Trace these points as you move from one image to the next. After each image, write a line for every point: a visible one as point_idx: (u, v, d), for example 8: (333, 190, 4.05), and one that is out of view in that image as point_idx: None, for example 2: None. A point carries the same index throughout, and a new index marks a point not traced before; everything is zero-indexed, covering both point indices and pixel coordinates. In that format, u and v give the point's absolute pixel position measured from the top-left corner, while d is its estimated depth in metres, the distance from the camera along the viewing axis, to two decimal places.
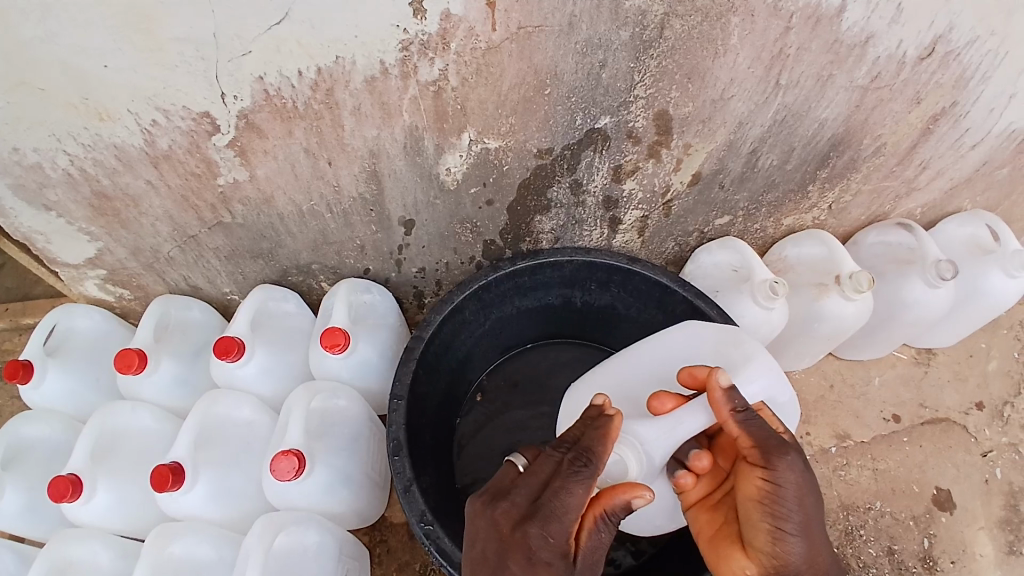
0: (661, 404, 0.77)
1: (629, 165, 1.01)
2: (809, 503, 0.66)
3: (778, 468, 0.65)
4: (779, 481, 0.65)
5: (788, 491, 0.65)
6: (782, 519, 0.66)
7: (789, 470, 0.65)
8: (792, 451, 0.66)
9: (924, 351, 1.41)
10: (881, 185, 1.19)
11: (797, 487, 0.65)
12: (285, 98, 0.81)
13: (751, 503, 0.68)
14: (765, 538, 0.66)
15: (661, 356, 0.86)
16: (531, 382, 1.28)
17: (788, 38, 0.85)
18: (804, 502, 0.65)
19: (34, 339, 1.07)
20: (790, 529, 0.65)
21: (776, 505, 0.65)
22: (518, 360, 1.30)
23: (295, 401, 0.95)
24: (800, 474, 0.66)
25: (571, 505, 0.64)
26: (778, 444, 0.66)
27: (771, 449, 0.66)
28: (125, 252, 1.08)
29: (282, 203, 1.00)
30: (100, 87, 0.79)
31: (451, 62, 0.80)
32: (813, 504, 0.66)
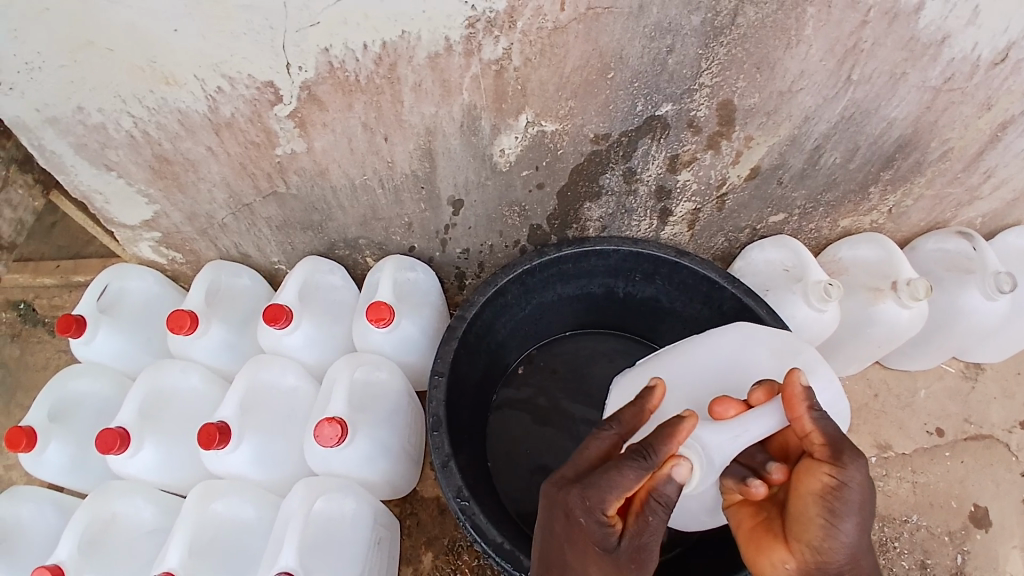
0: (723, 409, 0.72)
1: (686, 155, 0.99)
2: (866, 510, 0.64)
3: (847, 468, 0.64)
4: (845, 481, 0.63)
5: (851, 494, 0.63)
6: (839, 521, 0.63)
7: (858, 472, 0.63)
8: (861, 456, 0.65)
9: (973, 365, 1.36)
10: (944, 190, 1.15)
11: (861, 490, 0.63)
12: (347, 70, 0.82)
13: (810, 499, 0.65)
14: (817, 533, 0.64)
15: (716, 355, 0.82)
16: (568, 370, 1.28)
17: (864, 32, 0.82)
18: (863, 507, 0.64)
19: (87, 297, 1.11)
20: (845, 528, 0.63)
21: (839, 503, 0.63)
22: (555, 347, 1.30)
23: (339, 371, 0.97)
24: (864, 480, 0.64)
25: (619, 484, 0.62)
26: (849, 446, 0.65)
27: (841, 449, 0.64)
28: (181, 216, 1.11)
29: (336, 176, 1.01)
30: (169, 51, 0.80)
31: (515, 41, 0.79)
32: (869, 512, 0.65)
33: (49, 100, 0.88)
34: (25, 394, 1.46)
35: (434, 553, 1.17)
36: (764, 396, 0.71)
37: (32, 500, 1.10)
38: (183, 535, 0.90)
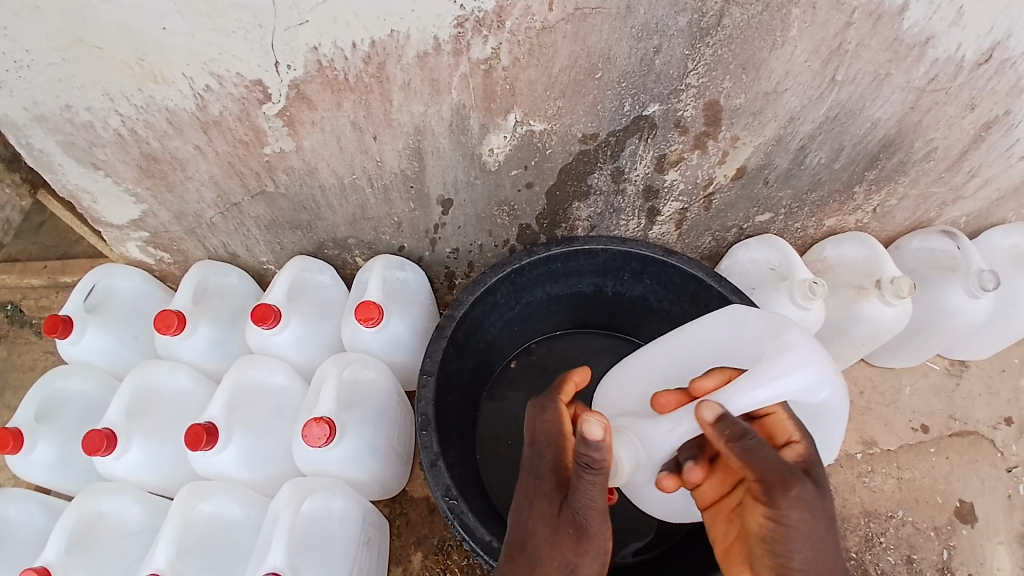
0: (666, 399, 0.75)
1: (674, 154, 1.00)
2: (818, 528, 0.62)
3: (782, 504, 0.61)
4: (783, 515, 0.61)
5: (792, 525, 0.61)
6: (787, 555, 0.62)
7: (793, 504, 0.61)
8: (799, 480, 0.61)
9: (957, 363, 1.38)
10: (928, 190, 1.16)
11: (803, 520, 0.61)
12: (337, 69, 0.82)
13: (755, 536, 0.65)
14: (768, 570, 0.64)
15: (710, 340, 0.83)
16: (556, 370, 1.29)
17: (848, 32, 0.83)
18: (810, 530, 0.62)
19: (75, 296, 1.10)
20: (794, 566, 0.62)
21: (779, 544, 0.62)
22: (545, 346, 1.31)
23: (328, 371, 0.97)
24: (806, 500, 0.62)
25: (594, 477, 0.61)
26: (785, 474, 0.61)
27: (777, 482, 0.61)
28: (169, 215, 1.11)
29: (325, 175, 1.01)
30: (157, 49, 0.80)
31: (504, 41, 0.80)
32: (823, 528, 0.62)
33: (36, 98, 0.87)
34: (11, 395, 1.45)
35: (424, 552, 1.17)
36: (705, 386, 0.73)
37: (18, 501, 1.09)
38: (172, 534, 0.90)
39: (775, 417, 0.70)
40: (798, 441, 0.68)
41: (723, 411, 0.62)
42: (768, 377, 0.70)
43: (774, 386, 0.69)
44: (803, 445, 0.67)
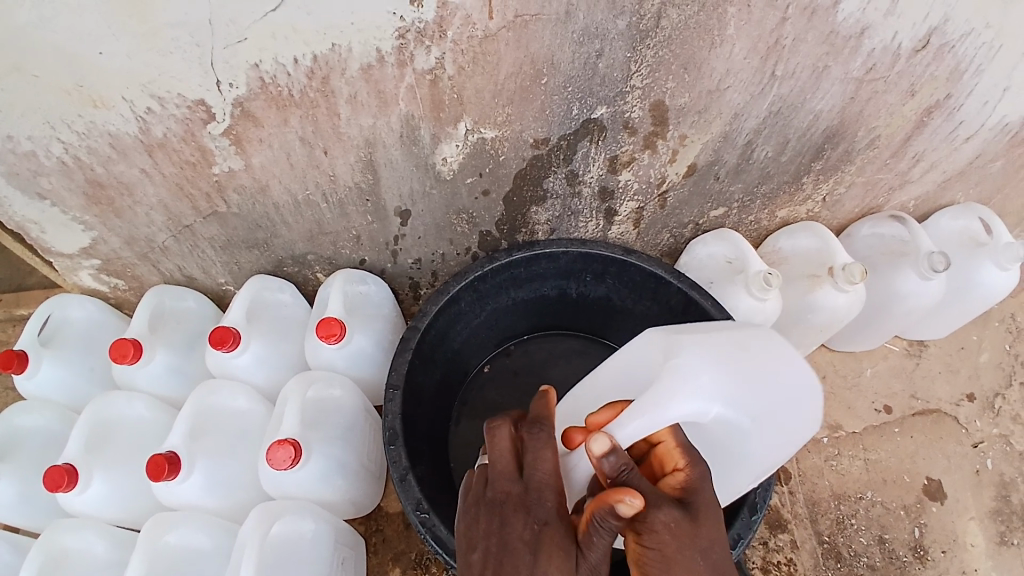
0: (574, 436, 0.73)
1: (625, 156, 1.01)
2: (688, 556, 0.57)
3: (643, 531, 0.58)
4: (646, 545, 0.58)
5: (656, 555, 0.57)
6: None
7: (655, 531, 0.57)
8: (659, 507, 0.58)
9: (916, 343, 1.42)
10: (875, 177, 1.20)
11: (663, 546, 0.57)
12: (281, 86, 0.81)
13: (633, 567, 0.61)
14: None
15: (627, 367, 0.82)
16: (525, 375, 1.29)
17: (784, 29, 0.86)
18: (679, 557, 0.57)
19: (29, 328, 1.06)
20: None
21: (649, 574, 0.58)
22: (514, 352, 1.31)
23: (291, 391, 0.96)
24: (671, 525, 0.58)
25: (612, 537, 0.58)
26: (644, 502, 0.59)
27: (635, 510, 0.59)
28: (119, 241, 1.08)
29: (277, 192, 0.99)
30: (94, 73, 0.78)
31: (448, 51, 0.80)
32: (694, 557, 0.58)
33: None
34: None
35: (402, 569, 1.15)
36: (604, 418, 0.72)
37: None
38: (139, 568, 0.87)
39: (664, 445, 0.67)
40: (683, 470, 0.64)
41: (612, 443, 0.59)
42: (650, 402, 0.69)
43: (654, 411, 0.69)
44: (687, 472, 0.64)
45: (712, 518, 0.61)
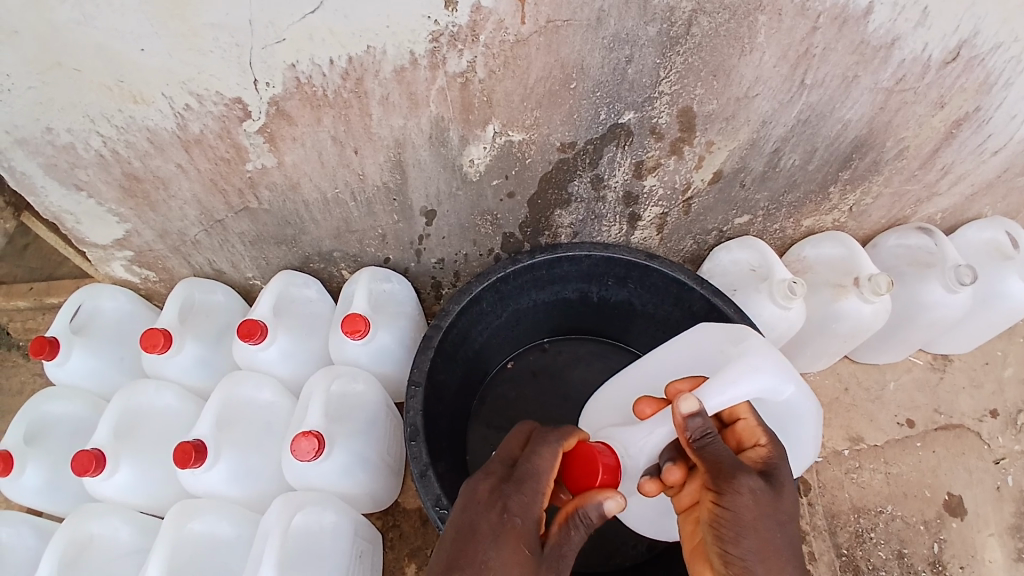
0: (642, 408, 0.77)
1: (651, 161, 1.01)
2: (767, 526, 0.63)
3: (726, 493, 0.63)
4: (726, 506, 0.63)
5: (735, 516, 0.63)
6: (730, 545, 0.63)
7: (739, 497, 0.63)
8: (745, 474, 0.64)
9: (940, 357, 1.40)
10: (902, 188, 1.19)
11: (743, 506, 0.63)
12: (315, 86, 0.83)
13: (704, 527, 0.66)
14: (717, 560, 0.65)
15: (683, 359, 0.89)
16: (543, 378, 1.30)
17: (814, 38, 0.86)
18: (757, 523, 0.63)
19: (61, 317, 1.10)
20: (740, 552, 0.63)
21: (723, 529, 0.64)
22: (533, 353, 1.32)
23: (316, 384, 0.98)
24: (753, 494, 0.64)
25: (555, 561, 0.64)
26: (729, 467, 0.64)
27: (720, 472, 0.64)
28: (152, 234, 1.11)
29: (307, 190, 1.02)
30: (136, 70, 0.81)
31: (479, 54, 0.81)
32: (771, 526, 0.63)
33: (17, 121, 0.87)
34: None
35: (418, 564, 1.17)
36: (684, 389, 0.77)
37: (8, 525, 1.08)
38: (161, 554, 0.89)
39: (743, 422, 0.73)
40: (764, 445, 0.70)
41: (700, 407, 0.66)
42: (727, 380, 0.74)
43: (733, 389, 0.73)
44: (768, 449, 0.70)
45: (789, 497, 0.66)
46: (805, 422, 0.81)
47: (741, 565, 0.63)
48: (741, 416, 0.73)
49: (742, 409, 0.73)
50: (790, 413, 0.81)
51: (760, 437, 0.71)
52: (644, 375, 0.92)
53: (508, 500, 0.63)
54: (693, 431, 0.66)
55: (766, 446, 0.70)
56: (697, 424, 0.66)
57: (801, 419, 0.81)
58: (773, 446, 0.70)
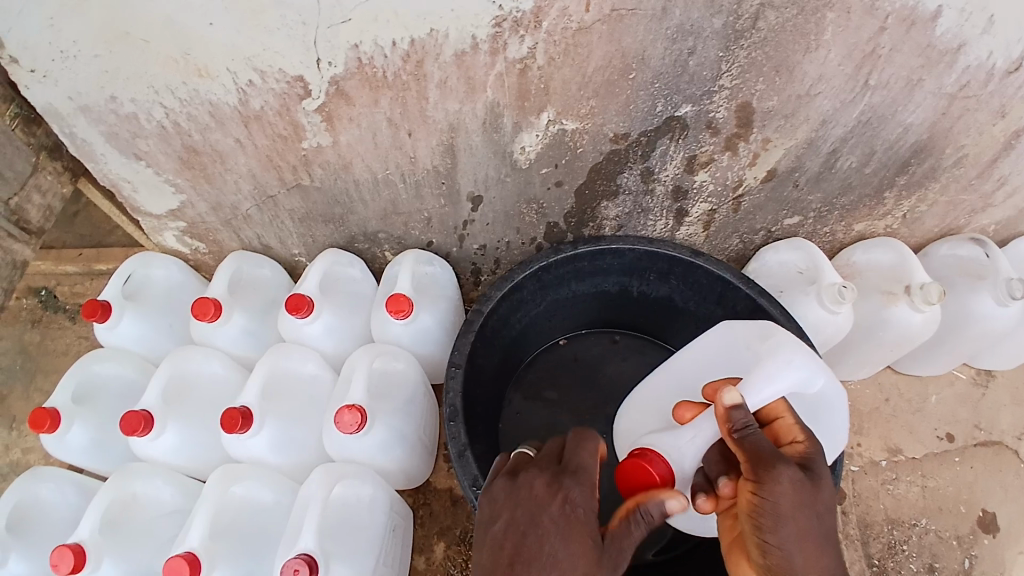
0: (685, 413, 0.79)
1: (704, 155, 1.01)
2: (805, 515, 0.61)
3: (765, 482, 0.61)
4: (764, 495, 0.61)
5: (774, 506, 0.61)
6: (769, 534, 0.61)
7: (778, 485, 0.61)
8: (785, 463, 0.62)
9: (983, 373, 1.36)
10: (957, 198, 1.15)
11: (782, 496, 0.61)
12: (376, 67, 0.84)
13: (743, 517, 0.64)
14: (756, 549, 0.63)
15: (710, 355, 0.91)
16: (576, 369, 1.30)
17: (881, 38, 0.83)
18: (796, 513, 0.61)
19: (114, 283, 1.14)
20: (778, 541, 0.61)
21: (762, 518, 0.62)
22: (568, 345, 1.32)
23: (358, 360, 1.00)
24: (794, 484, 0.62)
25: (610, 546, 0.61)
26: (769, 456, 0.63)
27: (759, 460, 0.63)
28: (206, 206, 1.14)
29: (359, 170, 1.03)
30: (203, 44, 0.82)
31: (541, 41, 0.81)
32: (810, 517, 0.61)
33: (82, 89, 0.90)
34: (44, 378, 1.50)
35: (446, 543, 1.18)
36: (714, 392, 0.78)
37: (51, 481, 1.10)
38: (204, 516, 0.92)
39: (782, 420, 0.71)
40: (802, 442, 0.68)
41: (742, 400, 0.67)
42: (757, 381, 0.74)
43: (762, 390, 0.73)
44: (806, 444, 0.67)
45: (828, 489, 0.64)
46: (836, 410, 0.81)
47: (779, 551, 0.61)
48: (778, 414, 0.72)
49: (779, 407, 0.72)
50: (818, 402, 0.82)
51: (798, 432, 0.69)
52: (676, 369, 0.93)
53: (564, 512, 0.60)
54: (734, 422, 0.66)
55: (806, 445, 0.67)
56: (740, 417, 0.66)
57: (834, 408, 0.81)
58: (813, 443, 0.67)
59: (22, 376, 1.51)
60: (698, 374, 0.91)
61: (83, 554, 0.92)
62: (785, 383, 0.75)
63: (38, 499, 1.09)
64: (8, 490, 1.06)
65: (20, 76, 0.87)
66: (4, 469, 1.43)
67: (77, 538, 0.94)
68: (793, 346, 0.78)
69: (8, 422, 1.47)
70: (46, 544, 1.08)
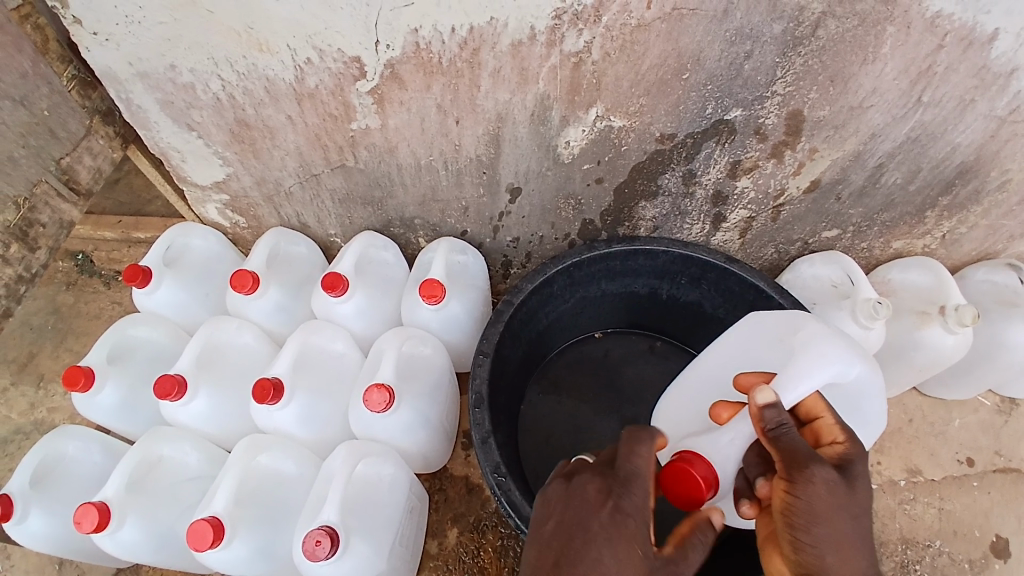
0: (721, 413, 0.78)
1: (748, 162, 1.01)
2: (840, 515, 0.61)
3: (799, 481, 0.61)
4: (797, 494, 0.61)
5: (809, 506, 0.61)
6: (803, 533, 0.61)
7: (811, 486, 0.61)
8: (819, 463, 0.61)
9: (1007, 401, 1.35)
10: (998, 222, 1.14)
11: (816, 496, 0.61)
12: (432, 52, 0.85)
13: (776, 517, 0.64)
14: (788, 546, 0.63)
15: (741, 351, 0.90)
16: (596, 367, 1.30)
17: (939, 55, 0.83)
18: (831, 514, 0.61)
19: (155, 250, 1.16)
20: (812, 540, 0.61)
21: (795, 518, 0.62)
22: (592, 344, 1.33)
23: (388, 343, 1.01)
24: (828, 485, 0.61)
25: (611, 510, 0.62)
26: (804, 456, 0.62)
27: (795, 460, 0.62)
28: (250, 180, 1.16)
29: (404, 154, 1.04)
30: (266, 19, 0.84)
31: (598, 35, 0.82)
32: (845, 517, 0.61)
33: (141, 54, 0.91)
34: (75, 339, 1.53)
35: (459, 529, 1.18)
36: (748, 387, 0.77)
37: (77, 439, 1.09)
38: (232, 482, 0.93)
39: (821, 420, 0.70)
40: (841, 443, 0.67)
41: (776, 397, 0.65)
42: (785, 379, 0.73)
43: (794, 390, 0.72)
44: (845, 446, 0.66)
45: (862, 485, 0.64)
46: (874, 398, 0.80)
47: (811, 550, 0.61)
48: (817, 414, 0.70)
49: (817, 405, 0.70)
50: (855, 392, 0.81)
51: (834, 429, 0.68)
52: (706, 367, 0.93)
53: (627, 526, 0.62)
54: (767, 421, 0.65)
55: (842, 447, 0.66)
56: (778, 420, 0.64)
57: (872, 398, 0.80)
58: (852, 444, 0.66)
59: (52, 335, 1.54)
60: (728, 370, 0.90)
61: (108, 513, 0.92)
62: (821, 374, 0.73)
63: (61, 456, 1.08)
64: (34, 446, 1.05)
65: (83, 38, 0.89)
66: (29, 425, 1.46)
67: (103, 495, 0.95)
68: (823, 339, 0.77)
69: (35, 380, 1.50)
70: (67, 503, 1.06)
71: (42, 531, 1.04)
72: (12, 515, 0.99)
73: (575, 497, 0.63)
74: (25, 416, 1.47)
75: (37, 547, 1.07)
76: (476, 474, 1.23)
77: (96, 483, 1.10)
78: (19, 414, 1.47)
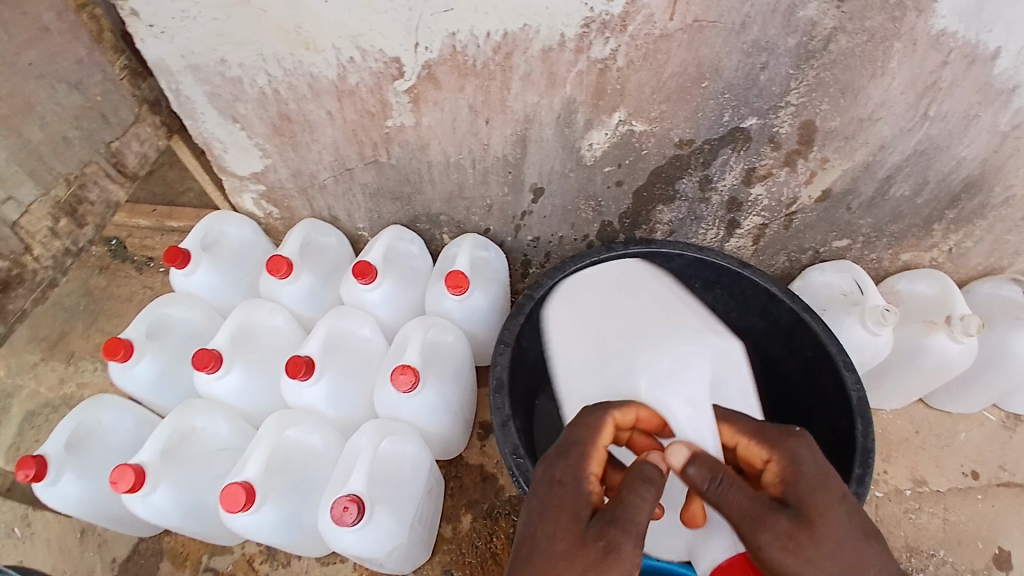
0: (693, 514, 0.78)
1: (763, 169, 1.06)
2: (809, 549, 0.63)
3: (754, 543, 0.64)
4: (763, 556, 0.64)
5: (774, 563, 0.63)
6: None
7: (758, 536, 0.63)
8: (758, 513, 0.64)
9: (1013, 417, 1.37)
10: (1004, 237, 1.18)
11: (775, 548, 0.63)
12: (467, 55, 0.92)
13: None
14: None
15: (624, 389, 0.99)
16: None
17: (944, 71, 0.87)
18: (797, 553, 0.63)
19: (194, 235, 1.23)
20: None
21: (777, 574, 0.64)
22: None
23: (414, 329, 1.06)
24: (777, 529, 0.64)
25: (580, 478, 0.67)
26: (737, 509, 0.65)
27: (740, 521, 0.65)
28: (287, 173, 1.22)
29: (434, 152, 1.11)
30: (315, 19, 0.90)
31: (624, 44, 0.88)
32: (817, 552, 0.63)
33: (194, 48, 0.97)
34: (106, 321, 1.56)
35: (473, 515, 1.22)
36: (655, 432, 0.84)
37: (113, 409, 1.15)
38: (262, 453, 0.98)
39: (750, 447, 0.75)
40: (777, 463, 0.71)
41: (685, 451, 0.69)
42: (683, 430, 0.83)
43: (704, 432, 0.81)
44: (780, 464, 0.70)
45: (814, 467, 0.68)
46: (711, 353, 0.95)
47: None
48: (737, 443, 0.78)
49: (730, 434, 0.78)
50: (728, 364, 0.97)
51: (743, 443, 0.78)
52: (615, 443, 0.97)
53: (563, 496, 0.65)
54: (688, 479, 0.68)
55: (785, 472, 0.69)
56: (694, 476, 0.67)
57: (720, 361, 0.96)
58: (785, 462, 0.70)
59: (84, 316, 1.58)
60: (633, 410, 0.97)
61: (143, 476, 0.97)
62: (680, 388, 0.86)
63: (99, 425, 1.14)
64: (73, 413, 1.11)
65: (139, 29, 0.95)
66: (58, 400, 1.48)
67: (139, 459, 1.00)
68: (627, 354, 0.93)
69: (65, 357, 1.52)
70: (99, 469, 1.11)
71: (72, 495, 1.08)
72: (45, 476, 1.03)
73: (538, 487, 0.69)
74: (54, 392, 1.49)
75: (66, 510, 1.11)
76: (492, 464, 1.27)
77: (126, 452, 1.15)
78: (49, 389, 1.50)
